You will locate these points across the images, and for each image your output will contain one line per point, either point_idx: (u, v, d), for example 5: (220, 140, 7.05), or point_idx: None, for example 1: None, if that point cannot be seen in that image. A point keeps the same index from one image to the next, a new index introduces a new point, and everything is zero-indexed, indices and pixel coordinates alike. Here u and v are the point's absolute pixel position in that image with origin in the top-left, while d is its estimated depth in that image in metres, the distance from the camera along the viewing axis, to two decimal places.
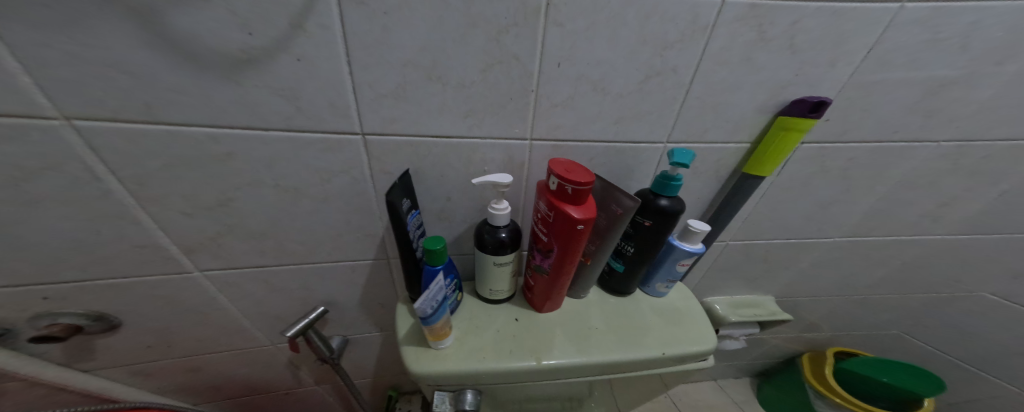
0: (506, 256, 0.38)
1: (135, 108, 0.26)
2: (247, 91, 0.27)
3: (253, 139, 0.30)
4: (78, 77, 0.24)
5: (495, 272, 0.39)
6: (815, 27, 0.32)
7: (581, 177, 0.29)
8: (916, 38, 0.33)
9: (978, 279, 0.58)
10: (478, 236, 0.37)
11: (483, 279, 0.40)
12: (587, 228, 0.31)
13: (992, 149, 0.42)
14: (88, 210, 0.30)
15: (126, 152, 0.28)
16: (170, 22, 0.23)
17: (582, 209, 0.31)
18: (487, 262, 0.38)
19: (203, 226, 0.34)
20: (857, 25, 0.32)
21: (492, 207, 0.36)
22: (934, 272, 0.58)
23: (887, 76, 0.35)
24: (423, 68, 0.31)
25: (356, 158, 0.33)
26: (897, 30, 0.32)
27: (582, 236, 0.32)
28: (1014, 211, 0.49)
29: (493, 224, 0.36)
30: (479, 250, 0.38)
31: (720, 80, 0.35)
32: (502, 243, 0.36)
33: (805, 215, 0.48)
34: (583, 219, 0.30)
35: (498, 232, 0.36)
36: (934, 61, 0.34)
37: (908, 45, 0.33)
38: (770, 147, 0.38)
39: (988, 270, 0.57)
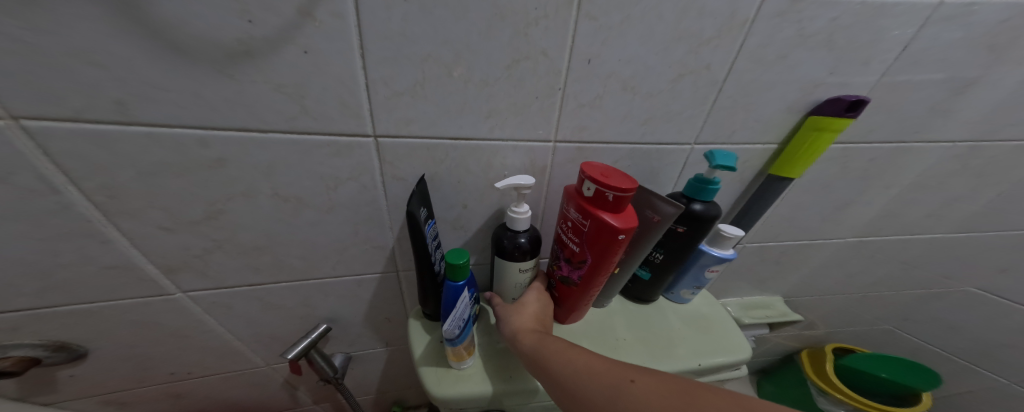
0: (529, 262, 0.35)
1: (105, 106, 0.22)
2: (245, 87, 0.24)
3: (249, 142, 0.26)
4: (32, 68, 0.20)
5: (518, 280, 0.36)
6: (852, 24, 0.31)
7: (622, 183, 0.28)
8: (951, 36, 0.32)
9: (977, 278, 0.59)
10: (498, 240, 0.35)
11: (501, 289, 0.37)
12: (627, 238, 0.29)
13: (1000, 151, 0.40)
14: (47, 226, 0.25)
15: (94, 160, 0.24)
16: (149, 3, 0.20)
17: (621, 217, 0.29)
18: (509, 269, 0.35)
19: (188, 242, 0.30)
20: (894, 22, 0.31)
21: (512, 210, 0.33)
22: (939, 273, 0.59)
23: (917, 76, 0.34)
24: (445, 64, 0.28)
25: (366, 163, 0.30)
26: (933, 28, 0.31)
27: (620, 246, 0.30)
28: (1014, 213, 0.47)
29: (513, 229, 0.34)
30: (499, 256, 0.35)
31: (753, 79, 0.34)
32: (525, 248, 0.34)
33: (823, 218, 0.47)
34: (623, 228, 0.28)
35: (518, 238, 0.34)
36: (967, 60, 0.33)
37: (942, 43, 0.32)
38: (800, 149, 0.36)
39: (985, 269, 0.58)
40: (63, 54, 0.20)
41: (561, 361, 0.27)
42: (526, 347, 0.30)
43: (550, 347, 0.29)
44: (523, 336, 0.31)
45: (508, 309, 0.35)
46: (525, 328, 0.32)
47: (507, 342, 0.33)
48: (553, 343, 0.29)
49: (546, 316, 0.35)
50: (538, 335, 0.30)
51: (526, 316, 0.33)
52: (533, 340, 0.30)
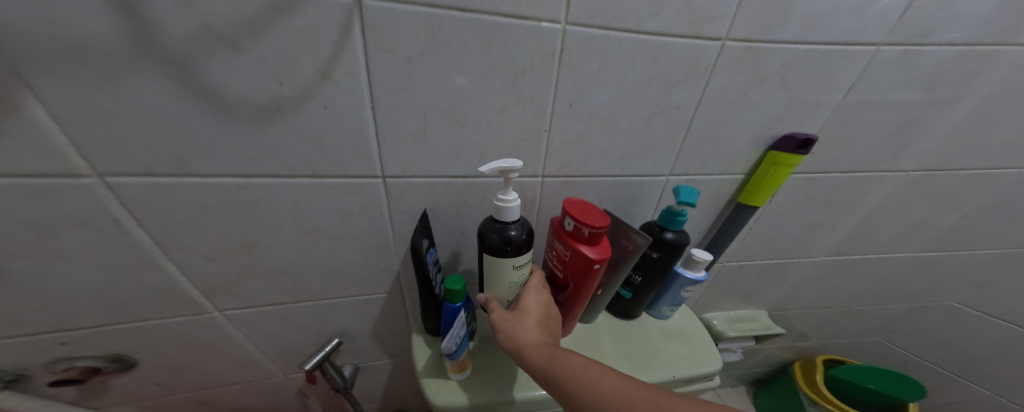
0: (523, 257, 0.35)
1: (167, 162, 0.27)
2: (277, 139, 0.29)
3: (278, 186, 0.31)
4: (113, 133, 0.25)
5: (514, 277, 0.36)
6: (802, 68, 0.35)
7: (597, 220, 0.32)
8: (889, 77, 0.36)
9: (955, 293, 0.62)
10: (487, 235, 0.34)
11: (495, 288, 0.37)
12: (602, 268, 0.33)
13: (956, 178, 0.43)
14: (111, 259, 0.30)
15: (154, 205, 0.28)
16: (203, 72, 0.25)
17: (597, 249, 0.33)
18: (504, 266, 0.35)
19: (224, 269, 0.34)
20: (838, 66, 0.35)
21: (499, 198, 0.33)
22: (919, 289, 0.61)
23: (862, 113, 0.38)
24: (444, 110, 0.32)
25: (377, 199, 0.35)
26: (874, 70, 0.35)
27: (597, 274, 0.34)
28: (978, 234, 0.50)
29: (502, 221, 0.34)
30: (489, 252, 0.35)
31: (718, 116, 0.38)
32: (517, 241, 0.34)
33: (795, 238, 0.50)
34: (599, 259, 0.33)
35: (508, 230, 0.34)
36: (909, 98, 0.37)
37: (881, 83, 0.36)
38: (763, 181, 0.40)
39: (963, 284, 0.60)
40: (142, 121, 0.25)
41: (588, 387, 0.26)
42: (537, 364, 0.29)
43: (565, 366, 0.27)
44: (530, 350, 0.30)
45: (508, 318, 0.33)
46: (531, 341, 0.31)
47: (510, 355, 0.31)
48: (568, 362, 0.28)
49: (548, 320, 0.34)
50: (548, 352, 0.29)
51: (531, 327, 0.32)
52: (544, 356, 0.29)
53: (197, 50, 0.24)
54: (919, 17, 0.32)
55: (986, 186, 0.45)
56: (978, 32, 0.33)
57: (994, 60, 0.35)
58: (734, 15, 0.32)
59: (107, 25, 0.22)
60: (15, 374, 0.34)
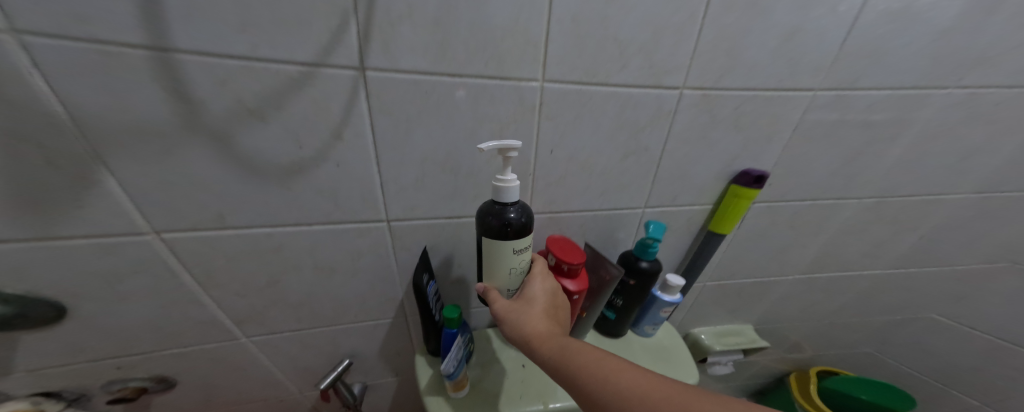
0: (522, 241, 0.35)
1: (211, 219, 0.33)
2: (298, 193, 0.34)
3: (300, 232, 0.36)
4: (170, 198, 0.31)
5: (514, 262, 0.36)
6: (751, 110, 0.40)
7: (576, 259, 0.38)
8: (828, 117, 0.41)
9: (934, 305, 0.65)
10: (487, 218, 0.35)
11: (495, 274, 0.37)
12: (580, 297, 0.40)
13: (908, 203, 0.48)
14: (162, 297, 0.36)
15: (200, 252, 0.34)
16: (240, 143, 0.30)
17: (576, 281, 0.39)
18: (505, 250, 0.35)
19: (253, 302, 0.40)
20: (782, 109, 0.40)
21: (498, 179, 0.33)
22: (898, 303, 0.64)
23: (809, 151, 0.43)
24: (439, 161, 0.37)
25: (383, 240, 0.40)
26: (816, 111, 0.40)
27: (576, 301, 0.40)
28: (941, 253, 0.54)
29: (501, 203, 0.34)
30: (489, 235, 0.35)
31: (684, 154, 0.43)
32: (516, 223, 0.34)
33: (767, 258, 0.54)
34: (577, 291, 0.39)
35: (507, 212, 0.34)
36: (850, 135, 0.42)
37: (821, 124, 0.41)
38: (727, 212, 0.45)
39: (941, 298, 0.63)
40: (192, 189, 0.31)
41: (600, 382, 0.28)
42: (548, 357, 0.31)
43: (577, 360, 0.30)
44: (541, 342, 0.32)
45: (514, 308, 0.35)
46: (540, 333, 0.33)
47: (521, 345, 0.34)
48: (580, 356, 0.30)
49: (553, 308, 0.36)
50: (559, 346, 0.31)
51: (539, 319, 0.34)
52: (554, 349, 0.31)
53: (236, 124, 0.30)
54: (847, 68, 0.37)
55: (936, 209, 0.49)
56: (903, 79, 0.38)
57: (923, 102, 0.39)
58: (687, 70, 0.37)
59: (164, 112, 0.28)
60: (77, 394, 0.40)
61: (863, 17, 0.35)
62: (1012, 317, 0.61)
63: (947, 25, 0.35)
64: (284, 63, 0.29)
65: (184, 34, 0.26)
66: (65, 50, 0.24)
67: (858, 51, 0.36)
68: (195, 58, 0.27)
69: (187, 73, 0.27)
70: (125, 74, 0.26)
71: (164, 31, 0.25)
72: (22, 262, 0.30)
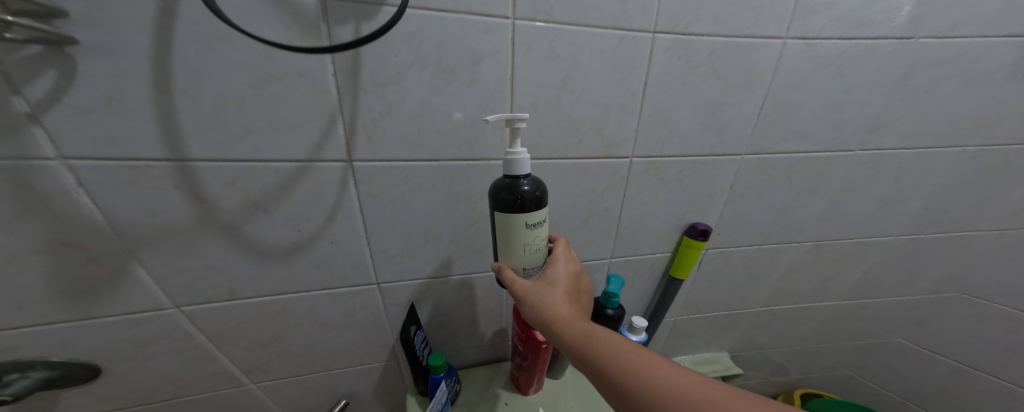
0: (536, 214, 0.35)
1: (222, 293, 0.38)
2: (298, 266, 0.40)
3: (300, 297, 0.42)
4: (188, 279, 0.36)
5: (528, 238, 0.36)
6: (693, 173, 0.50)
7: None
8: (757, 177, 0.51)
9: (891, 328, 0.71)
10: (500, 193, 0.35)
11: (509, 252, 0.37)
12: (549, 346, 0.48)
13: (842, 245, 0.59)
14: (180, 355, 0.41)
15: (213, 318, 0.40)
16: (248, 232, 0.36)
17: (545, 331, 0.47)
18: (518, 226, 0.35)
19: (259, 355, 0.45)
20: (717, 172, 0.50)
21: (508, 153, 0.35)
22: (854, 326, 0.71)
23: (746, 203, 0.53)
24: (422, 233, 0.43)
25: (373, 299, 0.45)
26: (745, 172, 0.50)
27: (546, 349, 0.48)
28: (876, 284, 0.65)
29: (513, 175, 0.35)
30: (502, 210, 0.35)
31: (638, 212, 0.51)
32: (529, 195, 0.34)
33: (729, 293, 0.63)
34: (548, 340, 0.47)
35: (520, 185, 0.34)
36: (778, 192, 0.52)
37: (754, 182, 0.51)
38: (683, 259, 0.54)
39: (894, 321, 0.70)
40: (207, 271, 0.37)
41: (627, 372, 0.30)
42: (571, 342, 0.33)
43: (602, 349, 0.32)
44: (564, 325, 0.34)
45: (537, 291, 0.37)
46: (564, 316, 0.35)
47: (543, 329, 0.35)
48: (606, 345, 0.32)
49: (571, 291, 0.38)
50: (582, 332, 0.33)
51: (561, 302, 0.36)
52: (579, 334, 0.33)
53: (244, 217, 0.35)
54: (762, 138, 0.48)
55: (858, 248, 0.59)
56: (807, 146, 0.49)
57: (835, 160, 0.50)
58: (634, 142, 0.46)
59: (183, 211, 0.33)
60: None
61: (771, 97, 0.46)
62: (962, 340, 0.68)
63: (835, 101, 0.47)
64: (282, 163, 0.34)
65: (200, 147, 0.32)
66: (102, 168, 0.30)
67: (766, 128, 0.48)
68: (209, 165, 0.32)
69: (203, 180, 0.33)
70: (151, 183, 0.31)
71: (183, 147, 0.31)
72: (65, 337, 0.35)
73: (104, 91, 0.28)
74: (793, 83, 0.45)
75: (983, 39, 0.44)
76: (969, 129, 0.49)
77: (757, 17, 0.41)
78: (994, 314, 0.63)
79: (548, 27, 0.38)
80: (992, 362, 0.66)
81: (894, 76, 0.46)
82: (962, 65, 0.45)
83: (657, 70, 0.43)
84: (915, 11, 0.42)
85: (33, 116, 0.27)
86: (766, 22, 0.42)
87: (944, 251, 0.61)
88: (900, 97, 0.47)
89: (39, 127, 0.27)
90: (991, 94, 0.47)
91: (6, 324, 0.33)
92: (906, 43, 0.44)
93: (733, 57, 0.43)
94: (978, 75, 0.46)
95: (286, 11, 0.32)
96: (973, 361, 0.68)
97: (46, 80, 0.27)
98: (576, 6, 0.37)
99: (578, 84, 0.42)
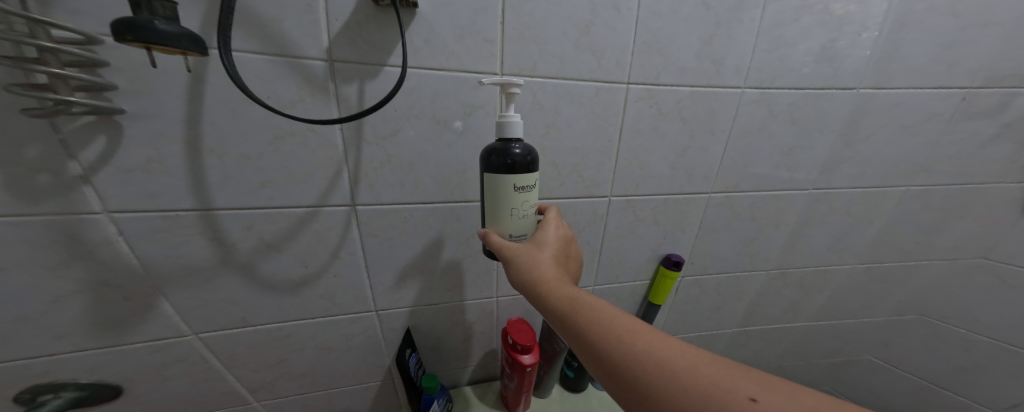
0: (525, 177, 0.35)
1: (235, 321, 0.43)
2: (305, 297, 0.44)
3: (305, 324, 0.46)
4: (207, 309, 0.41)
5: (516, 203, 0.36)
6: (666, 209, 0.55)
7: (525, 339, 0.50)
8: (723, 212, 0.57)
9: (859, 346, 0.76)
10: (490, 156, 0.35)
11: (497, 217, 0.37)
12: (533, 369, 0.52)
13: (807, 272, 0.66)
14: (192, 377, 0.45)
15: (225, 343, 0.44)
16: (261, 268, 0.41)
17: (530, 356, 0.51)
18: (506, 187, 0.35)
19: (265, 376, 0.48)
20: (688, 208, 0.56)
21: (501, 116, 0.35)
22: (825, 345, 0.76)
23: (714, 234, 0.59)
24: (417, 266, 0.48)
25: (372, 324, 0.50)
26: (713, 207, 0.56)
27: (530, 372, 0.52)
28: (840, 307, 0.71)
29: (505, 138, 0.35)
30: (491, 172, 0.35)
31: (618, 245, 0.56)
32: (519, 158, 0.34)
33: (705, 315, 0.68)
34: (531, 363, 0.51)
35: (510, 148, 0.34)
36: (743, 225, 0.59)
37: (721, 216, 0.57)
38: (659, 287, 0.59)
39: (862, 340, 0.75)
40: (224, 302, 0.41)
41: (613, 338, 0.29)
42: (556, 304, 0.33)
43: (589, 313, 0.31)
44: (550, 287, 0.34)
45: (525, 253, 0.36)
46: (551, 277, 0.35)
47: (528, 290, 0.35)
48: (593, 310, 0.32)
49: (561, 257, 0.38)
50: (568, 295, 0.33)
51: (549, 266, 0.36)
52: (565, 298, 0.33)
53: (258, 255, 0.40)
54: (726, 178, 0.54)
55: (816, 275, 0.66)
56: (766, 185, 0.56)
57: (791, 197, 0.57)
58: (611, 184, 0.51)
59: (205, 252, 0.38)
60: None
61: (733, 141, 0.52)
62: (920, 357, 0.74)
63: (789, 145, 0.53)
64: (293, 209, 0.39)
65: (223, 197, 0.36)
66: (139, 218, 0.34)
67: (730, 169, 0.54)
68: (230, 212, 0.37)
69: (224, 225, 0.37)
70: (180, 229, 0.36)
71: (208, 197, 0.36)
72: (95, 361, 0.39)
73: (144, 153, 0.33)
74: (750, 130, 0.51)
75: (914, 90, 0.51)
76: (907, 171, 0.57)
77: (718, 69, 0.47)
78: (950, 336, 0.70)
79: (532, 81, 0.43)
80: (947, 377, 0.73)
81: (838, 124, 0.53)
82: (894, 114, 0.53)
83: (629, 118, 0.48)
84: (857, 67, 0.49)
85: (86, 177, 0.32)
86: (726, 74, 0.47)
87: (894, 278, 0.67)
88: (844, 142, 0.54)
89: (89, 186, 0.32)
90: (925, 141, 0.55)
91: (45, 351, 0.37)
92: (848, 93, 0.50)
93: (697, 106, 0.48)
94: (907, 124, 0.53)
95: (299, 75, 0.36)
96: (931, 376, 0.74)
97: (96, 146, 0.31)
98: (556, 64, 0.43)
99: (560, 132, 0.47)
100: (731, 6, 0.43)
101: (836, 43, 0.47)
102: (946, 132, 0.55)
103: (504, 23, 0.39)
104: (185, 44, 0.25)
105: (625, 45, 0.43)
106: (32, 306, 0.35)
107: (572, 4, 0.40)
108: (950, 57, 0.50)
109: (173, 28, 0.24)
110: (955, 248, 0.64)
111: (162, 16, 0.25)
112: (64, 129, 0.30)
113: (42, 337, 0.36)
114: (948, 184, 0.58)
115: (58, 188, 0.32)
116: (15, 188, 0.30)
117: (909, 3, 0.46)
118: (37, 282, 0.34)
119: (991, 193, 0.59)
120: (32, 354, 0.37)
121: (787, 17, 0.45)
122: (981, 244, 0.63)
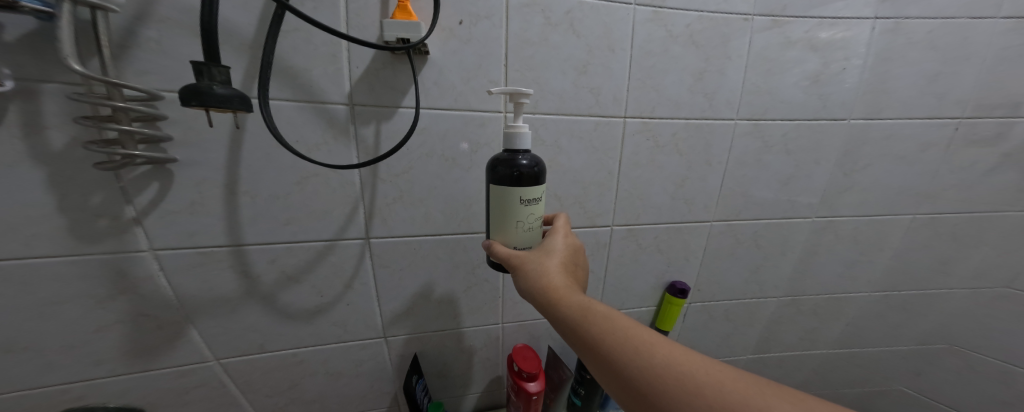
0: (533, 190, 0.36)
1: (254, 347, 0.45)
2: (319, 324, 0.47)
3: (317, 350, 0.48)
4: (230, 336, 0.44)
5: (522, 215, 0.37)
6: (667, 237, 0.56)
7: (531, 366, 0.51)
8: (726, 239, 0.58)
9: (886, 376, 0.73)
10: (497, 167, 0.36)
11: (504, 229, 0.37)
12: (539, 397, 0.52)
13: (818, 299, 0.65)
14: (207, 403, 0.46)
15: (243, 369, 0.46)
16: (281, 297, 0.44)
17: (536, 383, 0.51)
18: (512, 199, 0.36)
19: (276, 401, 0.50)
20: (691, 236, 0.57)
21: (510, 126, 0.37)
22: (847, 373, 0.73)
23: (719, 260, 0.59)
24: (424, 294, 0.50)
25: (380, 350, 0.51)
26: (716, 235, 0.57)
27: (536, 400, 0.52)
28: (857, 334, 0.68)
29: (514, 150, 0.36)
30: (498, 183, 0.36)
31: (622, 272, 0.57)
32: (526, 169, 0.36)
33: (716, 341, 0.67)
34: (537, 391, 0.51)
35: (518, 159, 0.36)
36: (747, 251, 0.59)
37: (724, 243, 0.58)
38: (666, 313, 0.59)
39: (888, 369, 0.72)
40: (245, 330, 0.44)
41: (631, 350, 0.30)
42: (568, 312, 0.33)
43: (603, 324, 0.32)
44: (561, 295, 0.34)
45: (533, 260, 0.37)
46: (560, 285, 0.35)
47: (538, 298, 0.35)
48: (606, 321, 0.32)
49: (569, 265, 0.38)
50: (579, 303, 0.33)
51: (559, 273, 0.36)
52: (576, 305, 0.33)
53: (279, 285, 0.43)
54: (726, 205, 0.56)
55: (828, 301, 0.65)
56: (767, 212, 0.57)
57: (794, 224, 0.58)
58: (612, 213, 0.53)
59: (233, 282, 0.41)
60: None
61: (730, 170, 0.53)
62: (950, 386, 0.71)
63: (788, 174, 0.54)
64: (313, 242, 0.43)
65: (251, 233, 0.40)
66: (179, 254, 0.38)
67: (729, 196, 0.55)
68: (257, 247, 0.41)
69: (251, 259, 0.41)
70: (212, 264, 0.40)
71: (239, 234, 0.40)
72: (126, 385, 0.42)
73: (186, 196, 0.37)
74: (746, 161, 0.53)
75: (907, 119, 0.52)
76: (911, 198, 0.57)
77: (710, 102, 0.49)
78: (982, 366, 0.67)
79: (535, 118, 0.46)
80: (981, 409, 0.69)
81: (835, 154, 0.54)
82: (890, 144, 0.54)
83: (628, 150, 0.50)
84: (847, 97, 0.51)
85: (138, 218, 0.36)
86: (719, 107, 0.50)
87: (910, 303, 0.66)
88: (842, 170, 0.55)
89: (140, 226, 0.37)
90: (925, 168, 0.55)
91: (83, 376, 0.40)
92: (840, 123, 0.52)
93: (692, 138, 0.51)
94: (904, 153, 0.54)
95: (323, 120, 0.40)
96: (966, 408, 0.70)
97: (149, 192, 0.36)
98: (556, 101, 0.46)
99: (561, 165, 0.49)
100: (717, 45, 0.46)
101: (823, 75, 0.49)
102: (947, 159, 0.55)
103: (507, 67, 0.43)
104: (236, 104, 0.28)
105: (621, 83, 0.47)
106: (78, 334, 0.38)
107: (569, 47, 0.44)
108: (939, 89, 0.51)
109: (228, 91, 0.28)
110: (974, 276, 0.63)
111: (220, 81, 0.28)
112: (125, 178, 0.35)
113: (82, 363, 0.40)
114: (956, 211, 0.58)
115: (113, 229, 0.36)
116: (78, 230, 0.35)
117: (891, 38, 0.48)
118: (86, 313, 0.38)
119: (1002, 221, 0.59)
120: (71, 379, 0.40)
121: (772, 53, 0.48)
122: (1001, 273, 0.62)
